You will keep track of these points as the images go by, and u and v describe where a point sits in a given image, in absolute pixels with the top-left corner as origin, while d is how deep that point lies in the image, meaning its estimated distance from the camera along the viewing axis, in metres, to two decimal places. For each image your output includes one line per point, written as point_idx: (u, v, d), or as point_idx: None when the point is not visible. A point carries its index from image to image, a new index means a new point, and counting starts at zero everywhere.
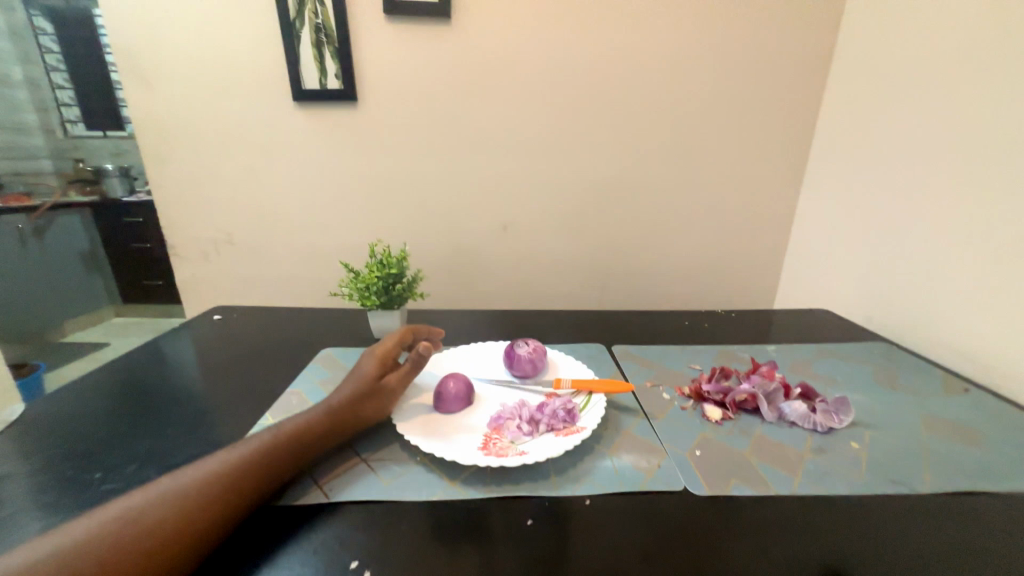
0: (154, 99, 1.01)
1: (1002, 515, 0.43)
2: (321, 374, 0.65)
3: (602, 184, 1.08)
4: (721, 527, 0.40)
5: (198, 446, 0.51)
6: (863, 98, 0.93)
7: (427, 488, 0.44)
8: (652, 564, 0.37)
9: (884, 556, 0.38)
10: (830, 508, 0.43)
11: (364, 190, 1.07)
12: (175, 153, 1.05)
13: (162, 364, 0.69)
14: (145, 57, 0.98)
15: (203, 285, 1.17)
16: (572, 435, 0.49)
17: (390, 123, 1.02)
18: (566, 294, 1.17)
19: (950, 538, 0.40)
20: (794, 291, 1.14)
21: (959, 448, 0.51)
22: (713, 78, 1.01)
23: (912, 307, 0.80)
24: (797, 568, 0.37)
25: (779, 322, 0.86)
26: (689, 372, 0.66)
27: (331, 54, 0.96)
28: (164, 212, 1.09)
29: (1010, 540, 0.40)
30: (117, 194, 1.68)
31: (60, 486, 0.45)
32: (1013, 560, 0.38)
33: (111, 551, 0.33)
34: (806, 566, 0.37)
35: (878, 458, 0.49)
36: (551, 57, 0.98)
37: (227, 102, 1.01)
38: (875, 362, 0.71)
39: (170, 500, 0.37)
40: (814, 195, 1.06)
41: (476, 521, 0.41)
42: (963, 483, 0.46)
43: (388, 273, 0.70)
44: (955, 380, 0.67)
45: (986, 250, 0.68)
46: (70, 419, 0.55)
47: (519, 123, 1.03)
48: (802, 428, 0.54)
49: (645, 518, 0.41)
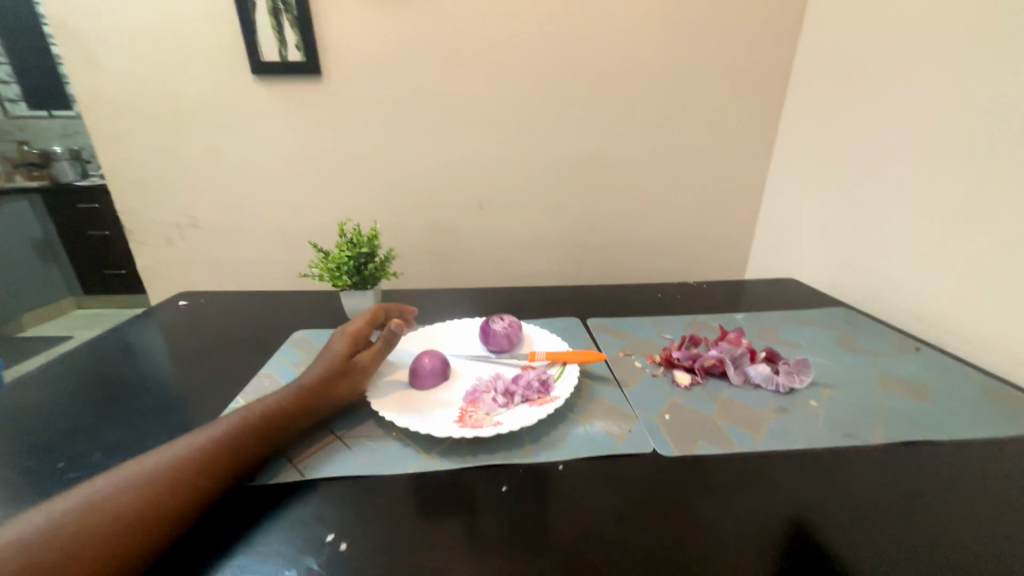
0: (100, 73, 0.94)
1: (942, 461, 0.46)
2: (294, 356, 0.64)
3: (577, 159, 1.08)
4: (686, 485, 0.43)
5: (168, 432, 0.50)
6: (830, 69, 0.94)
7: (403, 463, 0.45)
8: (621, 522, 0.39)
9: (834, 503, 0.41)
10: (788, 462, 0.45)
11: (333, 169, 1.04)
12: (128, 132, 0.99)
13: (127, 352, 0.66)
14: (86, 27, 0.91)
15: (169, 271, 1.12)
16: (546, 405, 0.50)
17: (358, 98, 0.98)
18: (544, 270, 1.18)
19: (895, 485, 0.43)
20: (764, 262, 1.18)
21: (909, 402, 0.55)
22: (686, 49, 1.00)
23: (872, 274, 0.84)
24: (754, 519, 0.39)
25: (750, 291, 0.88)
26: (661, 341, 0.68)
27: (290, 23, 0.91)
28: (121, 195, 1.04)
29: (948, 484, 0.43)
30: (68, 178, 1.56)
31: (23, 477, 0.44)
32: (949, 502, 0.41)
33: (77, 538, 0.32)
34: (763, 517, 0.39)
35: (834, 415, 0.52)
36: (522, 27, 0.96)
37: (180, 76, 0.95)
38: (837, 326, 0.74)
39: (136, 485, 0.36)
40: (783, 166, 1.08)
41: (452, 491, 0.42)
42: (910, 434, 0.49)
43: (359, 252, 0.69)
44: (908, 340, 0.70)
45: (940, 218, 0.72)
46: (29, 411, 0.53)
47: (492, 96, 1.00)
48: (765, 389, 0.57)
49: (615, 480, 0.43)
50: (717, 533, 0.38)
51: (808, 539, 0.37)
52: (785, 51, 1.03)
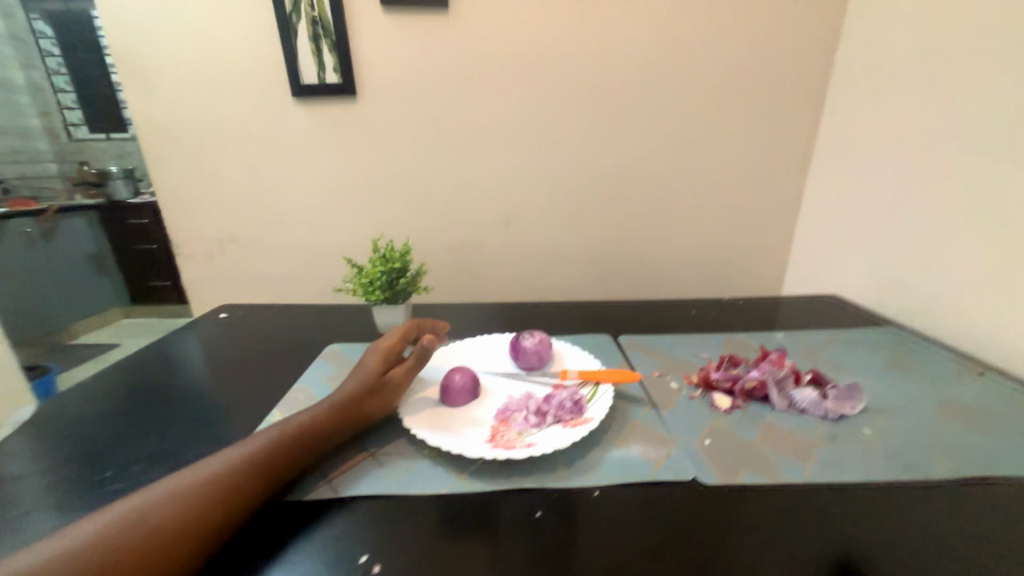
0: (154, 98, 1.00)
1: (1019, 500, 0.42)
2: (327, 369, 0.65)
3: (605, 173, 1.07)
4: (730, 516, 0.40)
5: (206, 444, 0.51)
6: (873, 77, 0.90)
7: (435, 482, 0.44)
8: (661, 554, 0.37)
9: (897, 542, 0.38)
10: (843, 496, 0.42)
11: (365, 185, 1.07)
12: (177, 152, 1.05)
13: (171, 363, 0.69)
14: (143, 56, 0.97)
15: (209, 284, 1.17)
16: (580, 427, 0.48)
17: (390, 117, 1.01)
18: (570, 285, 1.16)
19: (969, 526, 0.39)
20: (802, 277, 1.13)
21: (975, 433, 0.51)
22: (718, 60, 0.99)
23: (923, 291, 0.79)
24: (808, 556, 0.36)
25: (789, 308, 0.85)
26: (696, 361, 0.65)
27: (328, 47, 0.95)
28: (168, 212, 1.10)
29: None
30: (124, 196, 1.59)
31: (70, 487, 0.45)
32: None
33: (122, 549, 0.33)
34: (817, 554, 0.37)
35: (891, 445, 0.49)
36: (551, 44, 0.97)
37: (226, 99, 1.00)
38: (887, 347, 0.70)
39: (178, 497, 0.37)
40: (822, 178, 1.04)
41: (484, 514, 0.41)
42: (980, 469, 0.45)
43: (391, 267, 0.70)
44: (969, 363, 0.65)
45: (1001, 231, 0.67)
46: (80, 419, 0.56)
47: (520, 112, 1.01)
48: (813, 415, 0.54)
49: (653, 508, 0.41)
50: (767, 571, 0.35)
51: None
52: (823, 60, 1.00)
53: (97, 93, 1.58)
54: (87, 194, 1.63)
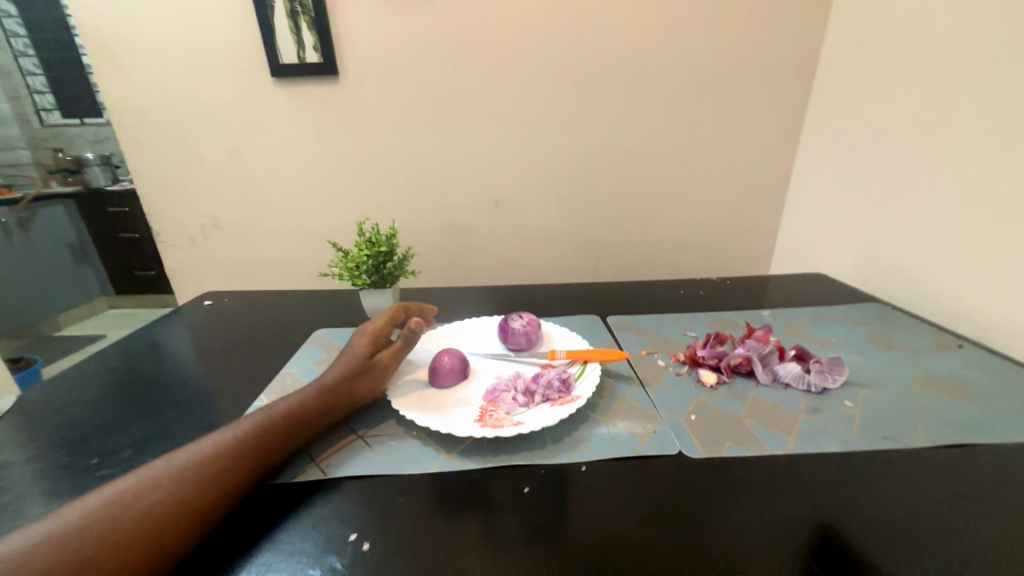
0: (126, 79, 0.97)
1: (990, 465, 0.43)
2: (315, 354, 0.65)
3: (594, 154, 1.06)
4: (715, 487, 0.41)
5: (194, 429, 0.51)
6: (860, 54, 0.89)
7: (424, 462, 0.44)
8: (648, 524, 0.38)
9: (874, 507, 0.39)
10: (822, 465, 0.43)
11: (350, 168, 1.04)
12: (154, 136, 1.01)
13: (156, 351, 0.68)
14: (113, 35, 0.93)
15: (194, 271, 1.15)
16: (568, 405, 0.49)
17: (373, 98, 0.98)
18: (560, 267, 1.16)
19: (942, 491, 0.40)
20: (789, 256, 1.14)
21: (951, 402, 0.52)
22: (707, 37, 0.97)
23: (906, 267, 0.80)
24: (789, 523, 0.38)
25: (776, 287, 0.86)
26: (684, 339, 0.66)
27: (307, 24, 0.91)
28: (148, 198, 1.07)
29: (998, 489, 0.41)
30: (102, 183, 1.53)
31: (57, 473, 0.45)
32: (999, 508, 0.39)
33: (108, 534, 0.33)
34: (798, 521, 0.38)
35: (871, 416, 0.50)
36: (537, 21, 0.94)
37: (202, 80, 0.97)
38: (870, 323, 0.71)
39: (164, 483, 0.37)
40: (810, 157, 1.04)
41: (473, 490, 0.41)
42: (955, 437, 0.47)
43: (378, 251, 0.69)
44: (948, 337, 0.67)
45: (982, 207, 0.67)
46: (63, 407, 0.55)
47: (507, 92, 0.99)
48: (795, 389, 0.55)
49: (640, 481, 0.42)
50: (750, 537, 0.36)
51: (846, 546, 0.35)
52: (812, 36, 0.98)
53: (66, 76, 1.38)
54: (63, 182, 1.55)
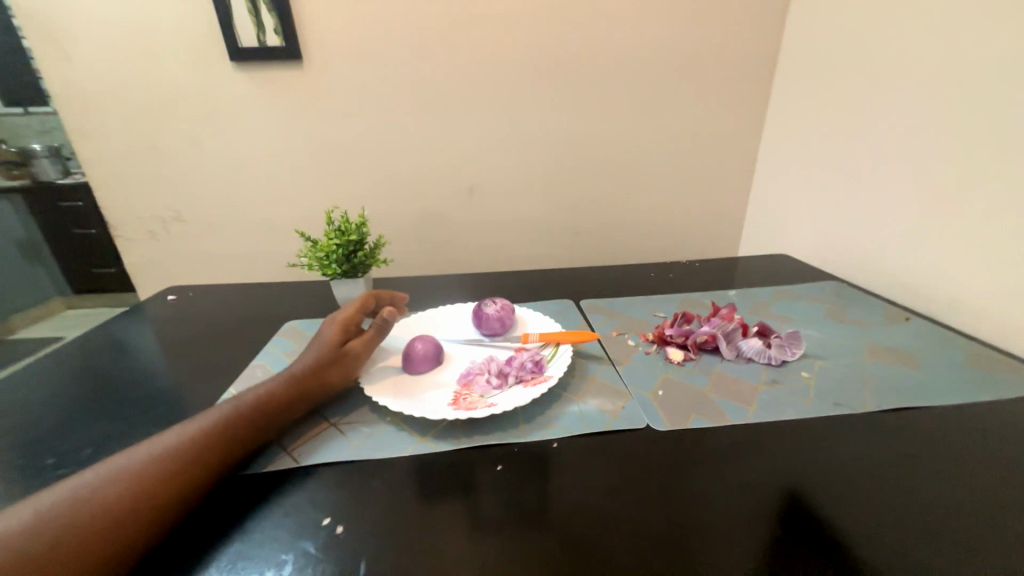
0: (70, 61, 0.91)
1: (930, 426, 0.47)
2: (286, 346, 0.63)
3: (567, 140, 1.06)
4: (682, 457, 0.43)
5: (159, 425, 0.50)
6: (818, 41, 0.92)
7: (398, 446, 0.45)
8: (618, 496, 0.39)
9: (830, 470, 0.41)
10: (779, 432, 0.46)
11: (319, 157, 1.02)
12: (105, 123, 0.96)
13: (118, 348, 0.66)
14: (54, 14, 0.87)
15: (157, 266, 1.11)
16: (540, 385, 0.50)
17: (340, 84, 0.96)
18: (536, 254, 1.17)
19: (885, 452, 0.43)
20: (755, 239, 1.18)
21: (896, 370, 0.56)
22: (676, 22, 0.98)
23: (862, 246, 0.84)
24: (748, 488, 0.40)
25: (744, 268, 0.89)
26: (653, 319, 0.68)
27: (266, 5, 0.88)
28: (102, 189, 1.01)
29: (945, 450, 0.44)
30: (53, 177, 1.30)
31: (13, 474, 0.43)
32: (943, 466, 0.42)
33: (65, 530, 0.32)
34: (757, 487, 0.40)
35: (825, 385, 0.53)
36: (506, 4, 0.93)
37: (156, 64, 0.92)
38: (827, 299, 0.75)
39: (125, 477, 0.36)
40: (774, 141, 1.08)
41: (451, 473, 0.42)
42: (899, 402, 0.50)
43: (347, 239, 0.68)
44: (898, 310, 0.71)
45: (929, 188, 0.71)
46: (17, 409, 0.53)
47: (479, 77, 0.98)
48: (757, 362, 0.57)
49: (611, 454, 0.43)
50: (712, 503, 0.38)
51: (798, 506, 0.38)
52: (775, 22, 1.00)
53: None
54: (8, 176, 1.38)
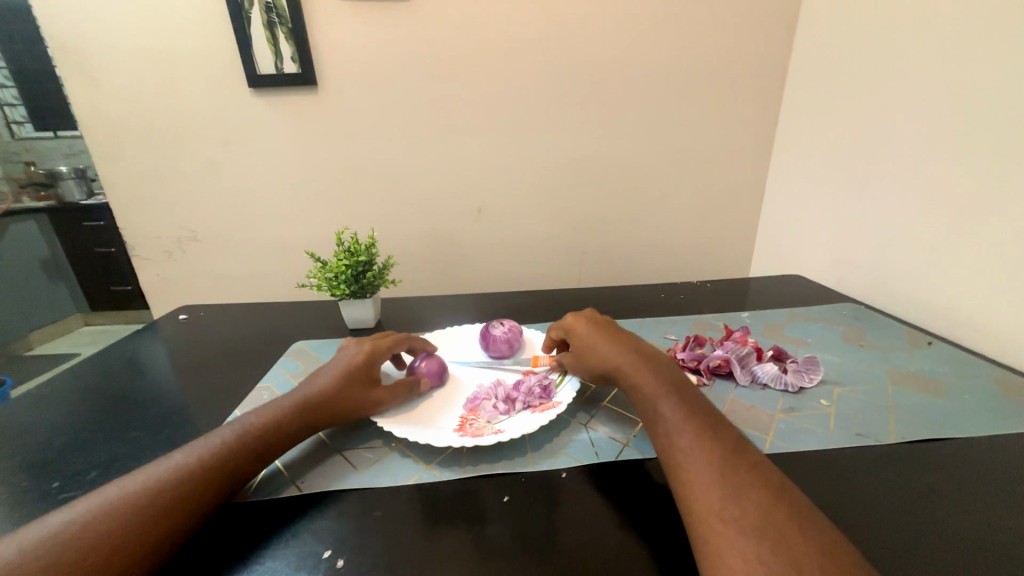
0: (97, 89, 0.95)
1: (961, 456, 0.44)
2: (293, 367, 0.63)
3: (575, 162, 1.07)
4: (798, 493, 0.34)
5: (165, 448, 0.49)
6: (827, 64, 0.92)
7: (672, 381, 0.46)
8: (704, 485, 0.35)
9: (863, 508, 0.38)
10: (800, 463, 0.44)
11: (331, 178, 1.04)
12: (128, 148, 0.99)
13: (131, 367, 0.66)
14: (85, 46, 0.91)
15: (170, 285, 1.13)
16: (548, 410, 0.49)
17: (354, 109, 0.98)
18: (543, 274, 1.17)
19: (915, 484, 0.41)
20: (767, 259, 1.17)
21: (922, 396, 0.54)
22: (682, 47, 0.99)
23: (877, 268, 0.83)
24: (843, 547, 0.30)
25: (755, 289, 0.87)
26: (664, 342, 0.67)
27: (284, 35, 0.91)
28: (121, 210, 1.04)
29: (984, 484, 0.41)
30: (76, 199, 1.32)
31: (18, 497, 0.43)
32: (984, 503, 0.39)
33: (52, 567, 0.31)
34: (854, 556, 0.29)
35: (847, 413, 0.51)
36: (516, 31, 0.95)
37: (180, 91, 0.95)
38: (844, 322, 0.73)
39: (117, 510, 0.35)
40: (783, 161, 1.07)
41: (694, 413, 0.41)
42: (927, 431, 0.48)
43: (357, 260, 0.69)
44: (919, 334, 0.69)
45: (945, 209, 0.70)
46: (26, 428, 0.53)
47: (488, 101, 1.00)
48: (773, 389, 0.56)
49: (739, 460, 0.36)
50: (765, 529, 0.31)
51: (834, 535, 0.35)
52: (782, 46, 1.02)
53: (25, 58, 1.12)
54: (34, 196, 1.37)
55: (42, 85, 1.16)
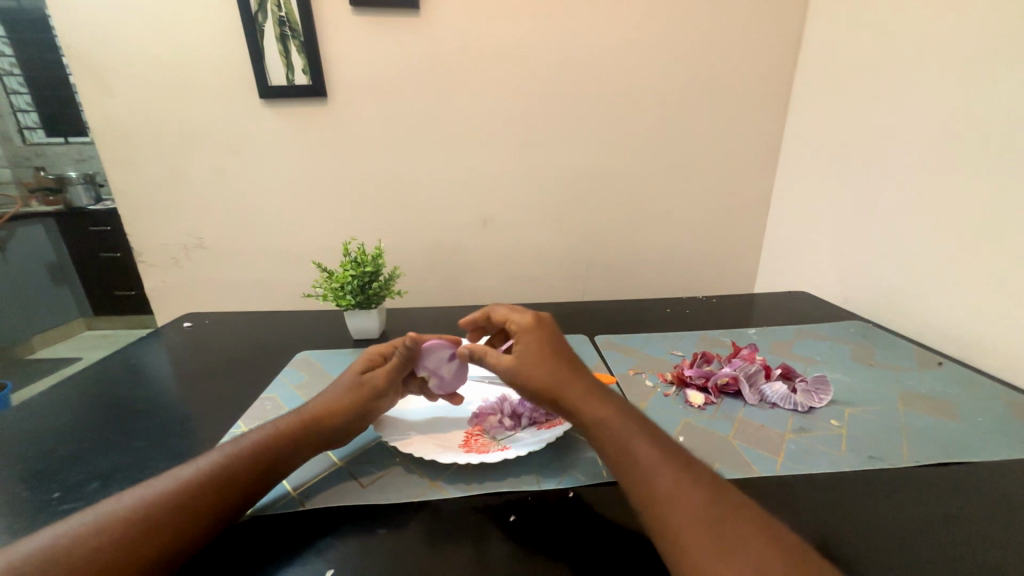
0: (111, 98, 0.96)
1: (979, 482, 0.43)
2: (297, 378, 0.63)
3: (582, 174, 1.08)
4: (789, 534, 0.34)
5: (168, 458, 0.49)
6: (832, 83, 0.93)
7: (633, 416, 0.44)
8: (691, 539, 0.34)
9: (879, 535, 0.38)
10: (812, 485, 0.43)
11: (338, 188, 1.05)
12: (140, 156, 1.00)
13: (134, 375, 0.66)
14: (101, 57, 0.93)
15: (176, 291, 1.13)
16: (555, 428, 0.49)
17: (363, 120, 0.99)
18: (548, 286, 1.17)
19: (933, 510, 0.40)
20: (773, 275, 1.17)
21: (934, 418, 0.53)
22: (688, 64, 1.01)
23: (883, 286, 0.82)
24: None
25: (761, 305, 0.87)
26: (671, 358, 0.66)
27: (296, 48, 0.92)
28: (129, 216, 1.05)
29: (1003, 510, 0.40)
30: (83, 204, 1.31)
31: (17, 508, 0.42)
32: (998, 529, 0.38)
33: None
34: None
35: (859, 435, 0.50)
36: (524, 46, 0.97)
37: (192, 101, 0.97)
38: (852, 340, 0.72)
39: (113, 525, 0.35)
40: (787, 178, 1.08)
41: (667, 454, 0.40)
42: (941, 454, 0.47)
43: (363, 271, 0.69)
44: (928, 354, 0.68)
45: (952, 228, 0.70)
46: (28, 436, 0.53)
47: (495, 114, 1.01)
48: (783, 409, 0.55)
49: (724, 502, 0.36)
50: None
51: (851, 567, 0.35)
52: (787, 65, 1.03)
53: (42, 66, 1.14)
54: (43, 201, 1.36)
55: (57, 92, 1.18)
